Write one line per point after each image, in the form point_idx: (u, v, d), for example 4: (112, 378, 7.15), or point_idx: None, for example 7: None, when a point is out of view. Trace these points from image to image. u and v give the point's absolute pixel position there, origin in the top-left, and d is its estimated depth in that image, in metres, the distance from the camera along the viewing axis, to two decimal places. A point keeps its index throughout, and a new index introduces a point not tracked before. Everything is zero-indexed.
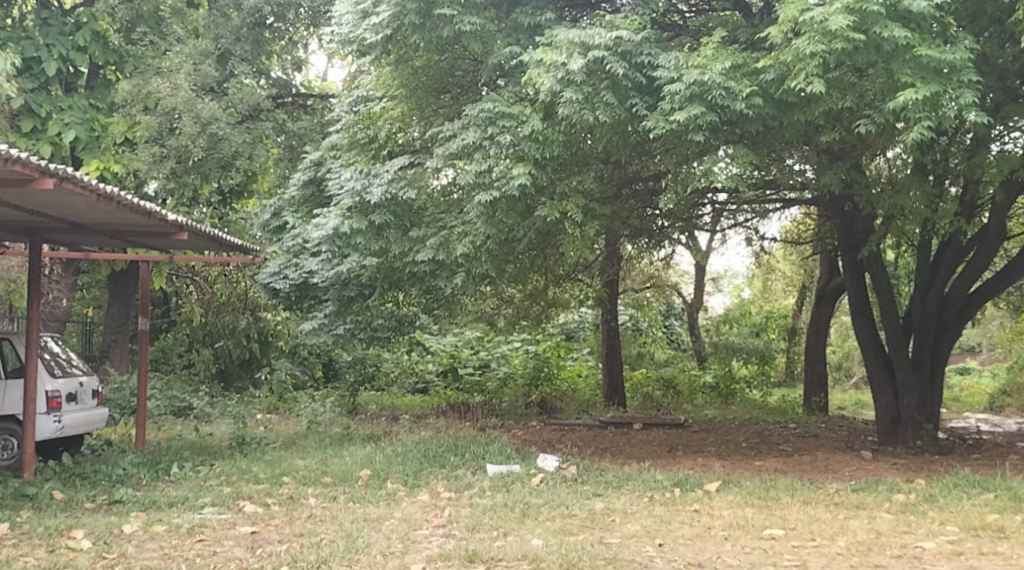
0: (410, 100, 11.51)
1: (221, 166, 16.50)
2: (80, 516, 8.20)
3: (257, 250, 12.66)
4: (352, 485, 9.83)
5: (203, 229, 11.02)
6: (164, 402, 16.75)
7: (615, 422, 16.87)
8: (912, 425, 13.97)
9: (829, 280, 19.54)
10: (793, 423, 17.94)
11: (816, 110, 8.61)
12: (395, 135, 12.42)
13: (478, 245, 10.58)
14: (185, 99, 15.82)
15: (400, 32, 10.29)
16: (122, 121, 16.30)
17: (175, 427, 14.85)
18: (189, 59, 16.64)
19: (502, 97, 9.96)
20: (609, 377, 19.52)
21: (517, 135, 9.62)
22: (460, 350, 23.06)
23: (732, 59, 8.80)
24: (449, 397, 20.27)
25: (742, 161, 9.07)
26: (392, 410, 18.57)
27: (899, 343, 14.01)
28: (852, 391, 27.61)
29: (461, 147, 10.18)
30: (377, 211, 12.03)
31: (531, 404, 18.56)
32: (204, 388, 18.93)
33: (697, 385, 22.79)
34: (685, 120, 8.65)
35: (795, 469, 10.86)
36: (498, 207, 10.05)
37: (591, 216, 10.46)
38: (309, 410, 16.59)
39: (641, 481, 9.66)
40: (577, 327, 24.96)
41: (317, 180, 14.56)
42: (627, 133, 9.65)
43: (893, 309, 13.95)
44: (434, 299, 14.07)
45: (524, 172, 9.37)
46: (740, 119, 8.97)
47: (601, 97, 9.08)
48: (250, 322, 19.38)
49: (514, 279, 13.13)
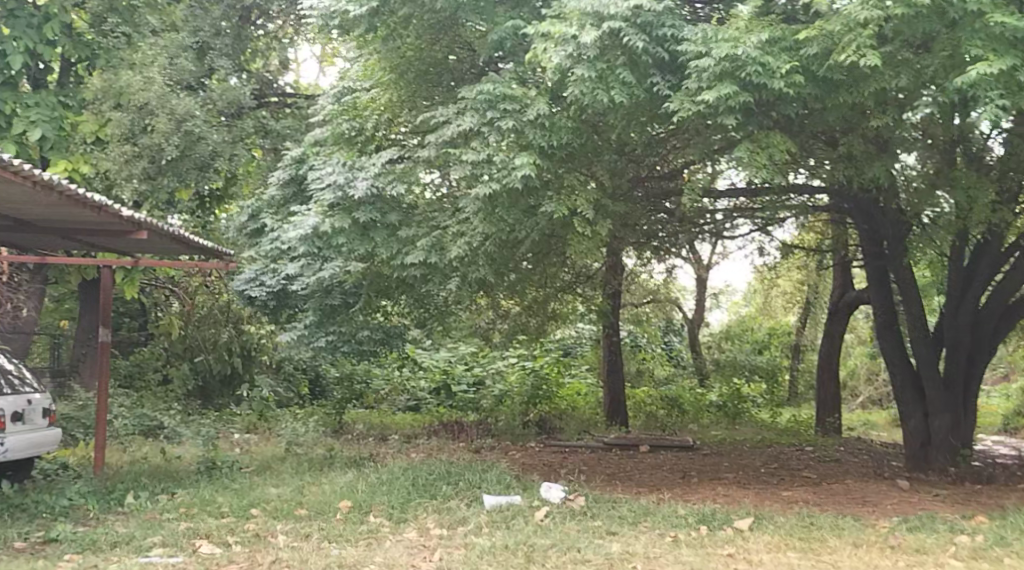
0: (400, 88, 10.38)
1: (198, 167, 15.47)
2: (6, 561, 6.99)
3: (231, 252, 11.45)
4: (329, 519, 8.63)
5: (165, 228, 9.86)
6: (133, 420, 15.51)
7: (619, 443, 15.69)
8: (943, 450, 12.78)
9: (842, 295, 18.36)
10: (810, 446, 16.72)
11: (867, 88, 7.43)
12: (382, 127, 11.16)
13: (475, 246, 9.55)
14: (159, 94, 14.63)
15: (388, 6, 9.25)
16: (91, 118, 15.12)
17: (141, 450, 13.65)
18: (165, 51, 15.53)
19: (504, 78, 8.87)
20: (612, 391, 18.30)
21: (519, 121, 8.49)
22: (453, 366, 21.81)
23: (768, 31, 7.60)
24: (441, 417, 18.96)
25: (779, 148, 7.84)
26: (379, 430, 17.31)
27: (929, 359, 12.83)
28: (859, 411, 26.44)
29: (457, 135, 9.05)
30: (361, 209, 10.68)
31: (529, 424, 17.37)
32: (178, 405, 17.71)
33: (703, 404, 21.46)
34: (715, 100, 7.48)
35: (831, 502, 9.65)
36: (498, 202, 8.92)
37: (604, 215, 9.22)
38: (290, 429, 15.38)
39: (660, 517, 8.45)
40: (574, 343, 23.68)
41: (298, 179, 13.28)
42: (647, 117, 8.48)
43: (923, 323, 12.76)
44: (424, 311, 12.89)
45: (527, 162, 8.24)
46: (778, 100, 7.77)
47: (617, 75, 7.92)
48: (232, 336, 18.61)
49: (514, 288, 11.96)
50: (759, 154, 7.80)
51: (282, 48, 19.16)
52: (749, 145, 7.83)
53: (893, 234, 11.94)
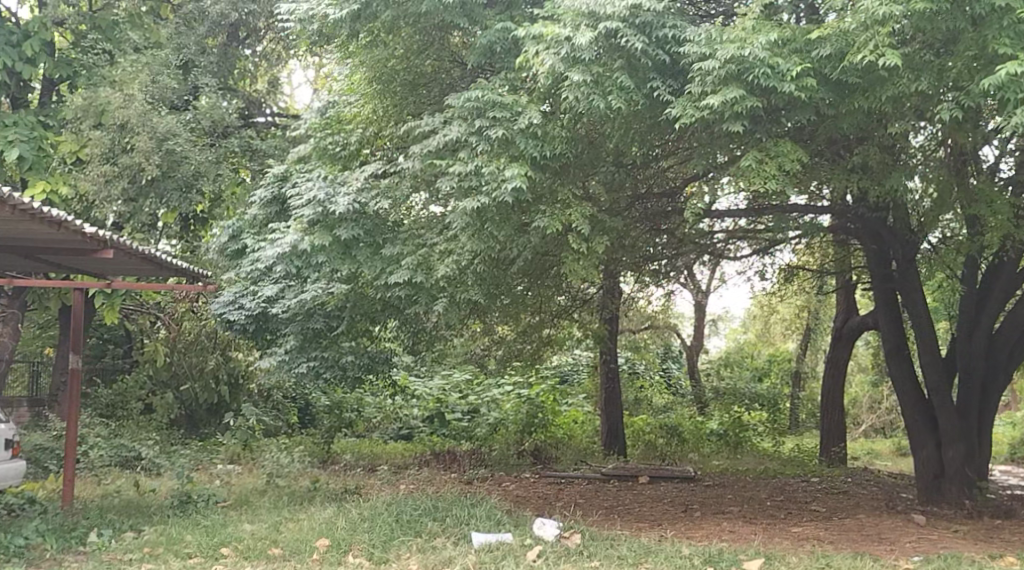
0: (384, 100, 9.95)
1: (181, 188, 14.81)
2: None
3: (208, 273, 10.83)
4: (303, 559, 8.01)
5: (134, 247, 9.32)
6: (110, 451, 14.85)
7: (618, 474, 15.05)
8: (958, 482, 12.04)
9: (846, 320, 17.74)
10: (817, 476, 16.05)
11: (884, 92, 6.87)
12: (367, 144, 10.81)
13: (463, 265, 8.93)
14: (140, 112, 14.07)
15: (371, 8, 8.78)
16: (71, 138, 14.59)
17: (114, 482, 13.00)
18: (148, 67, 15.04)
19: (493, 85, 8.37)
20: (608, 423, 17.55)
21: (510, 130, 7.98)
22: (447, 394, 20.80)
23: (777, 31, 7.06)
24: (433, 446, 18.30)
25: (789, 157, 7.27)
26: (368, 461, 16.66)
27: (941, 385, 12.18)
28: (861, 439, 25.77)
29: (443, 146, 8.50)
30: (343, 225, 10.10)
31: (524, 453, 16.73)
32: (160, 434, 17.05)
33: (703, 432, 20.75)
34: (719, 106, 6.93)
35: (846, 541, 9.00)
36: (487, 217, 8.34)
37: (599, 230, 8.62)
38: (274, 459, 14.72)
39: (662, 557, 7.82)
40: (571, 370, 23.00)
41: (281, 200, 12.45)
42: (647, 126, 7.93)
43: (934, 348, 12.12)
44: (414, 338, 12.37)
45: (518, 173, 7.69)
46: (788, 105, 7.20)
47: (614, 79, 7.39)
48: (219, 363, 18.05)
49: (506, 310, 11.41)
50: (768, 164, 7.23)
51: (273, 69, 18.65)
52: (756, 155, 7.26)
53: (902, 254, 11.37)
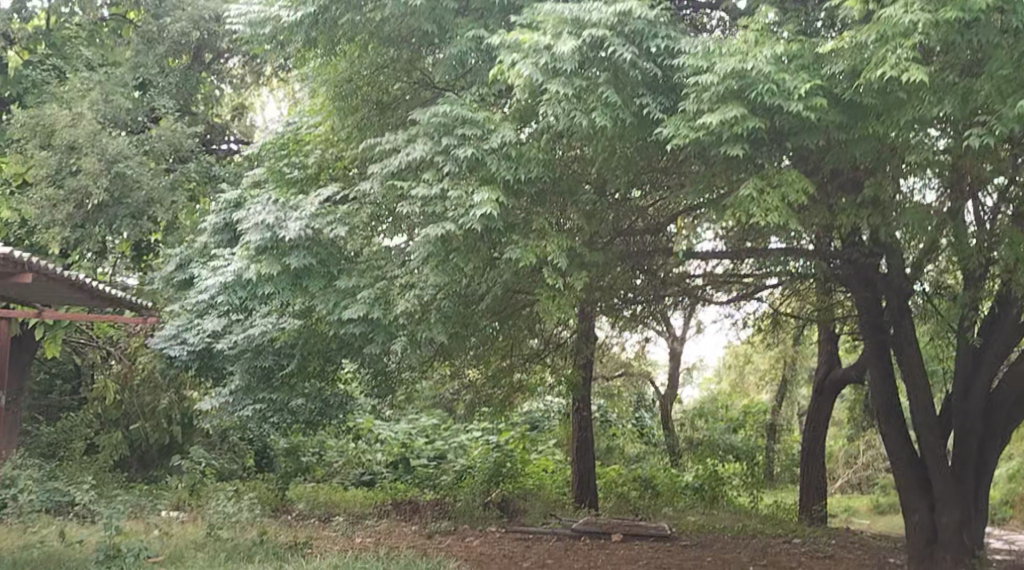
0: (346, 118, 9.27)
1: (132, 216, 13.84)
2: None
3: (147, 305, 9.92)
4: None
5: (55, 272, 8.37)
6: (41, 494, 13.70)
7: (590, 531, 14.09)
8: (952, 550, 11.12)
9: (828, 372, 16.90)
10: (798, 536, 15.18)
11: (902, 116, 6.12)
12: (327, 166, 10.13)
13: (426, 301, 8.24)
14: (90, 132, 13.16)
15: (331, 11, 8.20)
16: (15, 159, 13.64)
17: (40, 531, 11.86)
18: (101, 86, 14.16)
19: (463, 100, 7.57)
20: (580, 474, 16.64)
21: (480, 149, 7.19)
22: (411, 438, 19.75)
23: (783, 45, 6.32)
24: (396, 495, 17.25)
25: (794, 187, 6.48)
26: (325, 510, 15.61)
27: (935, 445, 11.29)
28: (839, 496, 24.96)
29: (406, 167, 7.66)
30: (293, 253, 9.10)
31: (491, 505, 15.76)
32: (101, 478, 15.87)
33: (679, 485, 19.83)
34: (717, 125, 6.14)
35: None
36: (453, 246, 7.46)
37: (577, 266, 7.79)
38: (220, 505, 13.66)
39: None
40: (541, 418, 21.86)
41: (234, 227, 11.45)
42: (634, 147, 7.17)
43: (928, 405, 11.27)
44: (375, 381, 11.39)
45: (487, 199, 6.88)
46: (793, 127, 6.45)
47: (599, 94, 6.62)
48: (172, 402, 17.04)
49: (474, 354, 10.57)
50: (770, 194, 6.42)
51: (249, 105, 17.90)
52: (757, 183, 6.47)
53: (896, 304, 10.65)
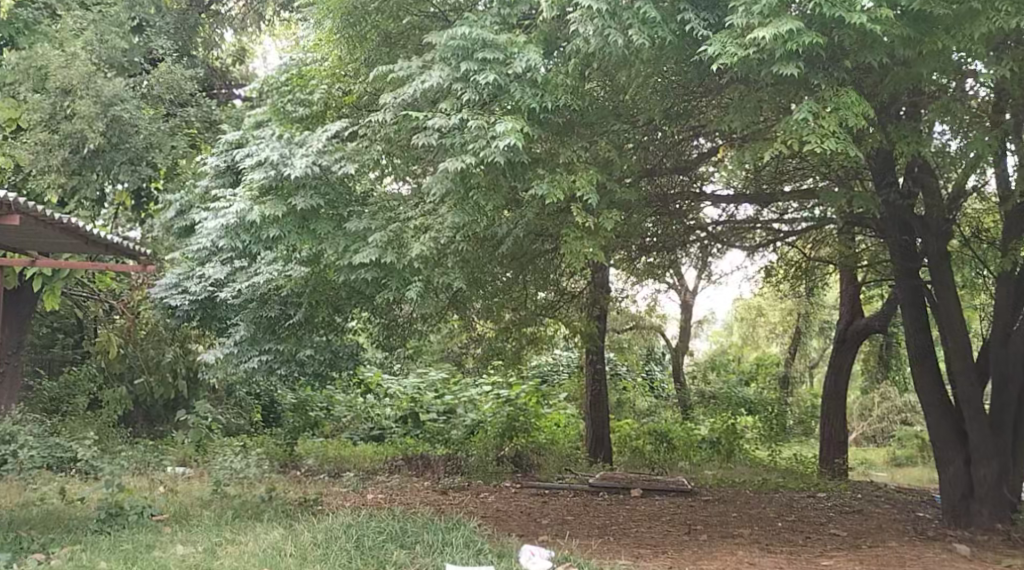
0: (351, 49, 8.65)
1: (131, 162, 13.29)
2: None
3: (145, 251, 9.28)
4: None
5: (41, 212, 7.75)
6: (42, 450, 13.23)
7: (608, 486, 13.60)
8: (990, 505, 10.42)
9: (851, 322, 16.32)
10: (822, 490, 14.70)
11: (975, 30, 5.68)
12: (333, 101, 9.54)
13: (443, 244, 7.66)
14: (83, 72, 12.47)
15: None
16: None
17: (39, 488, 11.39)
18: (94, 25, 13.44)
19: (481, 22, 6.93)
20: (595, 428, 16.15)
21: (502, 75, 6.59)
22: (421, 392, 18.91)
23: None
24: (405, 449, 16.78)
25: (853, 111, 5.88)
26: (333, 465, 15.14)
27: (972, 394, 10.52)
28: (854, 450, 24.50)
29: (420, 96, 7.03)
30: (301, 194, 8.62)
31: (504, 460, 15.27)
32: (105, 433, 15.42)
33: (696, 439, 19.32)
34: (770, 40, 5.53)
35: None
36: (473, 183, 6.85)
37: (606, 204, 7.22)
38: (225, 460, 13.18)
39: None
40: (552, 371, 21.32)
41: (235, 170, 10.89)
42: (673, 67, 6.67)
43: (965, 352, 10.45)
44: (385, 332, 10.82)
45: (510, 128, 6.26)
46: (853, 45, 5.86)
47: (636, 10, 6.05)
48: (176, 356, 16.51)
49: (488, 303, 10.01)
50: (827, 118, 5.83)
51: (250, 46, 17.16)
52: (812, 106, 5.87)
53: (936, 248, 10.04)
